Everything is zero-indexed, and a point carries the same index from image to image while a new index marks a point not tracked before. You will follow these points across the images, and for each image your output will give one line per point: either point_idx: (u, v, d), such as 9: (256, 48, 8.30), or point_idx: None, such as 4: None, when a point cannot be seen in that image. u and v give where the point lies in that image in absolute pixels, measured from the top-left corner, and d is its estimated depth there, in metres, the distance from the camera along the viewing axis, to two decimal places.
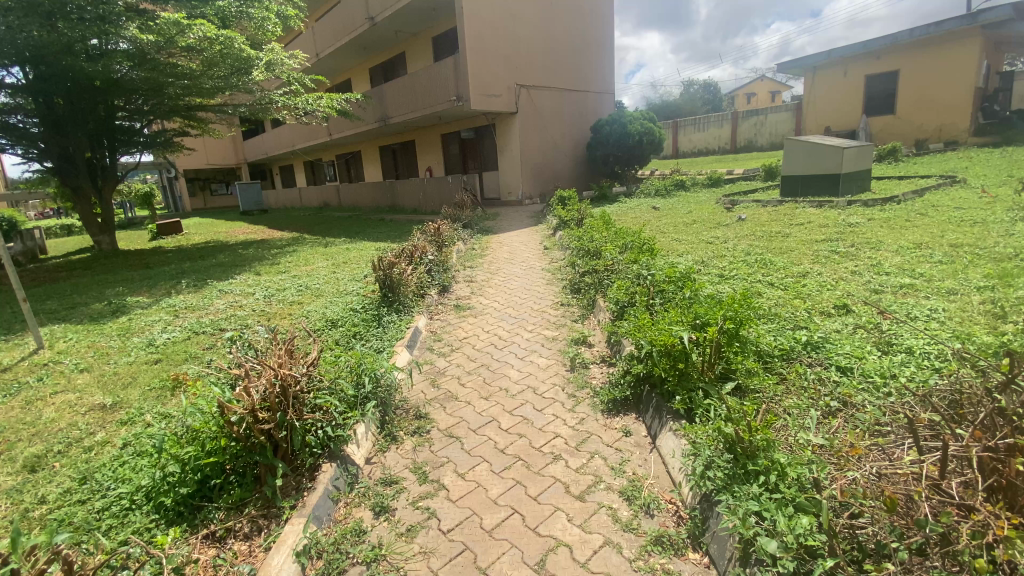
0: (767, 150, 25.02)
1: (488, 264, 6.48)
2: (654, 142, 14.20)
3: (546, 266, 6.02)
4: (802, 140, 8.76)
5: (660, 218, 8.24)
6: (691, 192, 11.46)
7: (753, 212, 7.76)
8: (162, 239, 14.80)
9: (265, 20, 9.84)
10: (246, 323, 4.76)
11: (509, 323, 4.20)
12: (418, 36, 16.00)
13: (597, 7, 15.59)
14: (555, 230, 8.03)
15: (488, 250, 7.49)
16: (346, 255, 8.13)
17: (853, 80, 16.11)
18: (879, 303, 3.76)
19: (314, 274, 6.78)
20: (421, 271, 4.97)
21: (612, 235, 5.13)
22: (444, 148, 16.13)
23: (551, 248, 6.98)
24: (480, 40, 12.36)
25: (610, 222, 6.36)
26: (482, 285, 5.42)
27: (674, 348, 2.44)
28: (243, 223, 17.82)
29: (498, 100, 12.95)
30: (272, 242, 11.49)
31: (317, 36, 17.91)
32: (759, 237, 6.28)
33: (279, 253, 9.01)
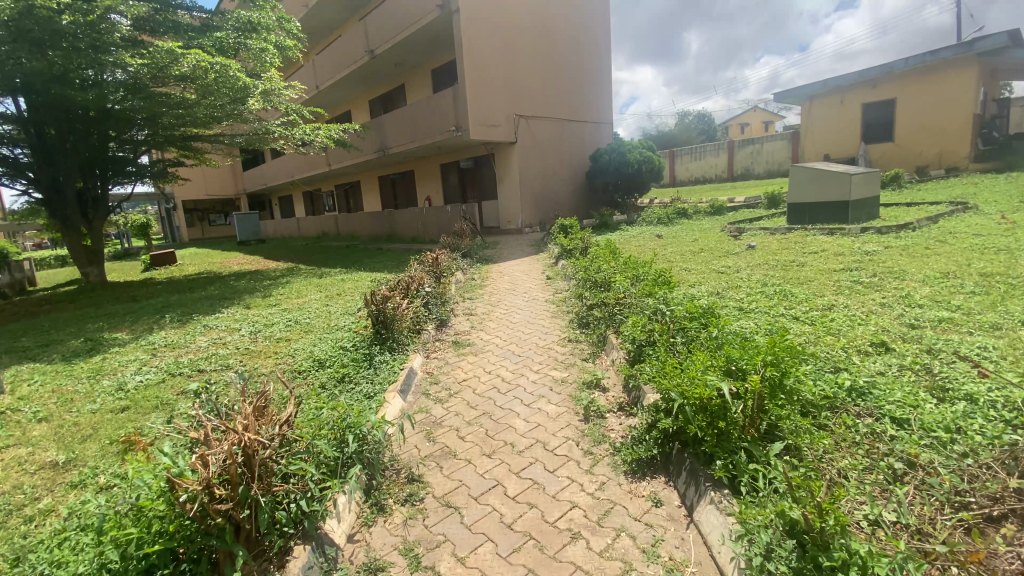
0: (765, 178, 25.10)
1: (488, 295, 6.16)
2: (653, 171, 14.13)
3: (551, 297, 5.68)
4: (808, 167, 8.58)
5: (665, 247, 7.96)
6: (694, 220, 11.24)
7: (762, 240, 7.50)
8: (155, 270, 14.52)
9: (263, 51, 9.83)
10: (227, 364, 4.40)
11: (514, 362, 3.82)
12: (417, 68, 16.11)
13: (594, 40, 15.77)
14: (558, 259, 7.76)
15: (488, 281, 7.18)
16: (340, 286, 7.81)
17: (849, 108, 16.20)
18: (920, 339, 3.40)
19: (306, 307, 6.45)
20: (418, 304, 4.63)
21: (621, 265, 4.82)
22: (444, 177, 16.04)
23: (554, 278, 6.67)
24: (479, 71, 12.37)
25: (616, 251, 6.08)
26: (483, 318, 5.07)
27: (712, 403, 2.07)
28: (239, 253, 17.57)
29: (497, 129, 12.89)
30: (266, 273, 11.19)
31: (318, 69, 18.07)
32: (773, 266, 5.97)
33: (271, 285, 8.70)
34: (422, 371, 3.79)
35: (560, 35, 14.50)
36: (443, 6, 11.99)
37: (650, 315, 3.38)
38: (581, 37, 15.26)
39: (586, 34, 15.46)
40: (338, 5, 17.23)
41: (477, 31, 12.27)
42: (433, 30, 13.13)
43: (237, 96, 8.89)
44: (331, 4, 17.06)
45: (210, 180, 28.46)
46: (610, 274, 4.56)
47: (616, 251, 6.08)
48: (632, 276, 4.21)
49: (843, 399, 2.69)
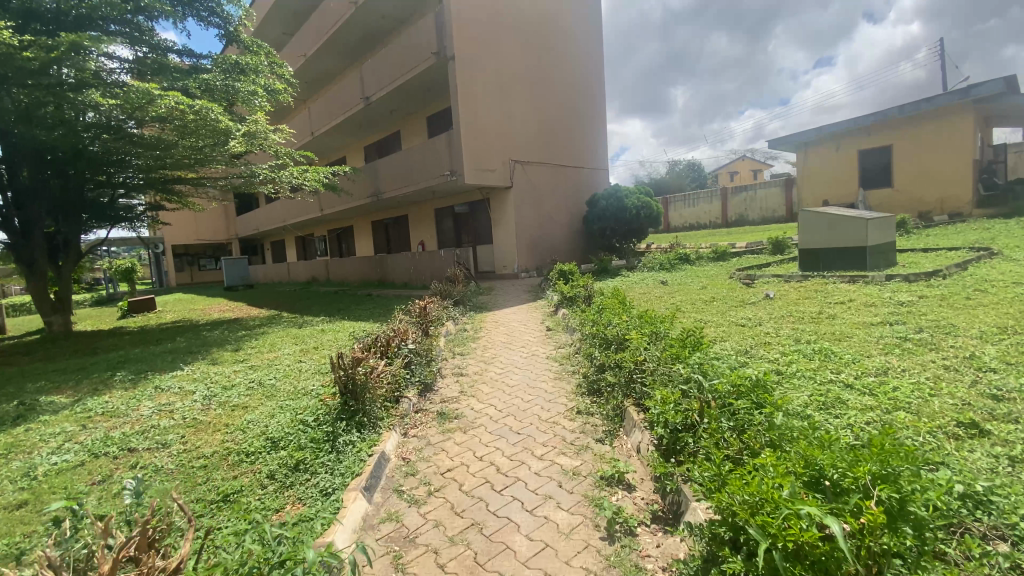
0: (759, 224, 25.05)
1: (482, 350, 5.46)
2: (652, 216, 13.77)
3: (553, 353, 5.00)
4: (819, 211, 8.16)
5: (673, 295, 7.38)
6: (698, 266, 10.73)
7: (779, 289, 6.91)
8: (131, 318, 13.73)
9: (253, 94, 9.57)
10: (165, 441, 3.65)
11: (511, 441, 3.10)
12: (413, 115, 16.06)
13: (590, 88, 15.85)
14: (559, 308, 7.12)
15: (482, 332, 6.50)
16: (319, 338, 7.10)
17: (846, 155, 16.17)
18: (1017, 418, 2.74)
19: (276, 365, 5.72)
20: (398, 365, 3.93)
21: (635, 318, 4.18)
22: (438, 222, 15.65)
23: (555, 329, 6.02)
24: (474, 116, 12.21)
25: (624, 300, 5.46)
26: (475, 379, 4.37)
27: (818, 551, 1.41)
28: (223, 299, 16.84)
29: (492, 174, 12.61)
30: (246, 322, 10.48)
31: (313, 115, 18.03)
32: (799, 318, 5.37)
33: (246, 336, 7.97)
34: (397, 454, 3.05)
35: (556, 82, 14.52)
36: (438, 53, 11.93)
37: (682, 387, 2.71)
38: (577, 85, 15.32)
39: (582, 82, 15.54)
40: (336, 54, 17.38)
41: (473, 77, 12.19)
42: (429, 77, 13.06)
43: (220, 136, 8.49)
44: (329, 53, 17.20)
45: (201, 225, 28.11)
46: (624, 328, 3.91)
47: (625, 300, 5.46)
48: (652, 333, 3.56)
49: (958, 512, 1.99)
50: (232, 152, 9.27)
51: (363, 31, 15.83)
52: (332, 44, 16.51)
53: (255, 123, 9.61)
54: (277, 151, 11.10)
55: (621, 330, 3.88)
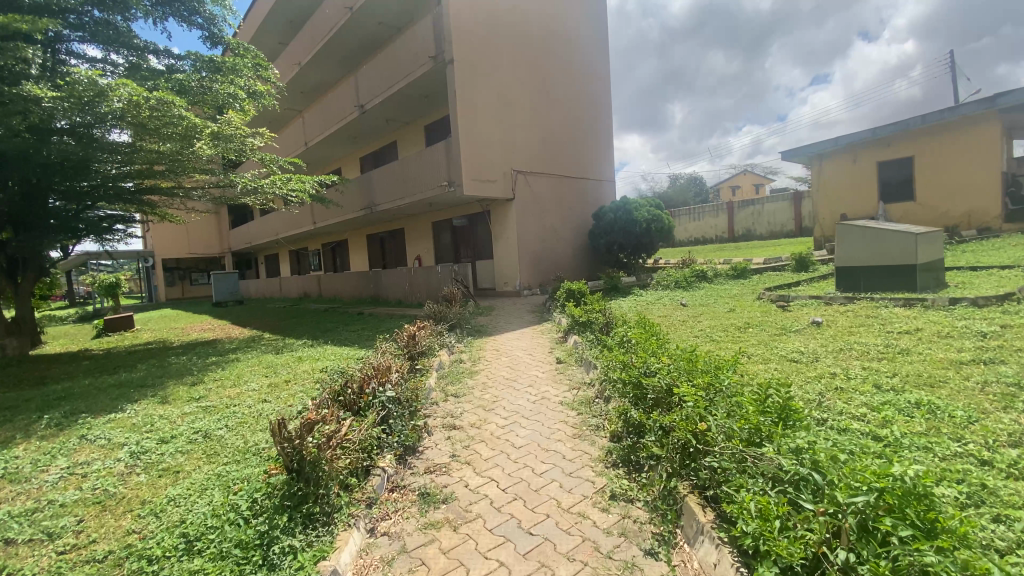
0: (768, 239, 24.27)
1: (481, 387, 4.53)
2: (662, 231, 12.89)
3: (566, 397, 4.06)
4: (859, 225, 7.32)
5: (699, 320, 6.44)
6: (717, 284, 9.82)
7: (824, 313, 6.00)
8: (105, 337, 12.80)
9: (232, 95, 8.81)
10: (55, 530, 2.74)
11: (521, 551, 2.15)
12: (410, 125, 15.33)
13: (595, 97, 15.13)
14: (569, 334, 6.20)
15: (481, 362, 5.56)
16: (295, 369, 6.17)
17: (864, 167, 15.35)
18: None
19: (235, 407, 4.78)
20: (368, 424, 3.00)
21: (676, 357, 3.26)
22: (435, 236, 14.82)
23: (567, 361, 5.08)
24: (473, 123, 11.43)
25: (652, 328, 4.54)
26: (472, 434, 3.44)
27: None
28: (207, 317, 15.90)
29: (493, 185, 11.80)
30: (222, 344, 9.57)
31: (306, 125, 17.29)
32: (863, 353, 4.44)
33: (214, 364, 7.04)
34: (355, 573, 2.10)
35: (560, 90, 13.81)
36: (436, 56, 11.21)
37: (790, 488, 1.80)
38: (581, 94, 14.59)
39: (587, 91, 14.82)
40: (331, 63, 16.70)
41: (472, 83, 11.45)
42: (426, 84, 12.33)
43: (187, 138, 7.71)
44: (324, 62, 16.52)
45: (193, 237, 27.25)
46: (664, 367, 2.99)
47: (653, 328, 4.54)
48: (710, 383, 2.66)
49: None
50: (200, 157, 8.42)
51: (359, 39, 15.15)
52: (327, 52, 15.83)
53: (228, 121, 8.77)
54: (260, 158, 10.31)
55: (661, 371, 2.96)
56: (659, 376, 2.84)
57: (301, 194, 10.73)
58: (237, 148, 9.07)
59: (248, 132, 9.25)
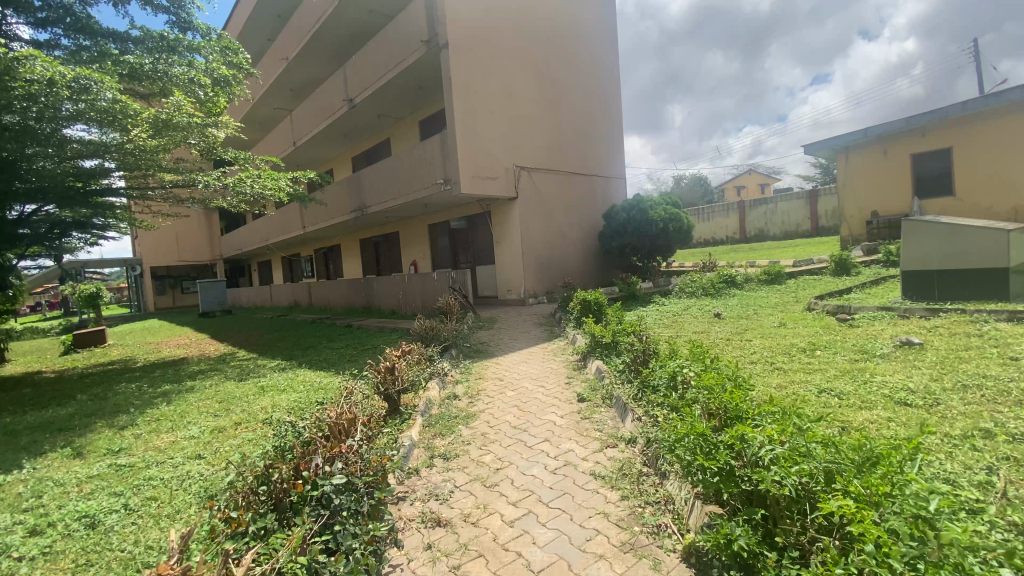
0: (782, 240, 23.07)
1: (480, 443, 3.36)
2: (681, 232, 11.71)
3: (599, 463, 2.88)
4: (929, 221, 6.17)
5: (750, 340, 5.24)
6: (750, 291, 8.64)
7: (907, 333, 4.83)
8: (70, 355, 11.68)
9: (191, 78, 7.81)
10: None
11: None
12: (404, 120, 14.23)
13: (604, 89, 13.95)
14: (589, 360, 5.02)
15: (479, 397, 4.37)
16: (252, 405, 5.04)
17: (895, 160, 14.14)
18: None
19: (155, 468, 3.62)
20: (293, 547, 1.84)
21: (787, 426, 2.10)
22: (432, 240, 13.67)
23: (594, 401, 3.88)
24: (472, 114, 10.30)
25: (712, 357, 3.36)
26: (464, 541, 2.26)
27: None
28: (188, 330, 14.76)
29: (494, 183, 10.67)
30: (188, 365, 8.43)
31: (294, 123, 16.20)
32: (999, 395, 3.24)
33: (163, 395, 5.90)
34: None
35: (566, 81, 12.68)
36: (429, 40, 10.13)
37: None
38: (589, 85, 13.43)
39: (595, 81, 13.65)
40: (320, 57, 15.61)
41: (471, 70, 10.33)
42: (419, 72, 11.24)
43: (127, 125, 6.72)
44: (311, 56, 15.46)
45: (182, 242, 26.18)
46: (781, 447, 1.85)
47: (712, 356, 3.37)
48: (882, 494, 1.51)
49: None
50: (149, 150, 7.36)
51: (348, 29, 14.07)
52: (315, 46, 14.78)
53: (175, 104, 7.55)
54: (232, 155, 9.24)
55: (782, 456, 1.80)
56: (783, 471, 1.70)
57: (279, 194, 9.61)
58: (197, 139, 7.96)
59: (208, 121, 8.14)
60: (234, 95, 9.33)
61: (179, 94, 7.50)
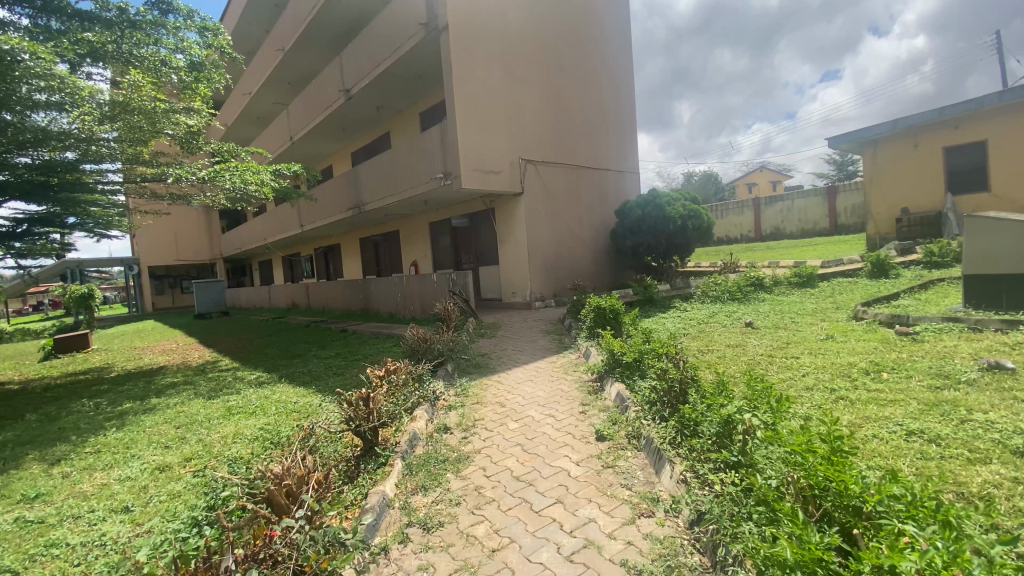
0: (798, 238, 22.12)
1: (471, 504, 2.58)
2: (699, 230, 10.86)
3: (633, 547, 2.11)
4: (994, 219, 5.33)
5: (793, 359, 4.41)
6: (779, 294, 7.83)
7: (987, 351, 4.03)
8: (51, 361, 11.06)
9: (162, 59, 7.42)
10: None
11: None
12: (404, 112, 13.51)
13: (616, 78, 13.11)
14: (608, 382, 4.23)
15: (476, 429, 3.60)
16: (212, 432, 4.33)
17: (925, 154, 13.12)
18: None
19: (65, 528, 2.89)
20: None
21: (946, 541, 1.35)
22: (433, 239, 12.94)
23: (618, 442, 3.11)
24: (474, 102, 9.55)
25: (775, 391, 2.59)
26: None
27: None
28: (180, 333, 14.15)
29: (497, 177, 9.91)
30: (164, 375, 7.77)
31: (290, 118, 15.54)
32: None
33: (119, 416, 5.21)
34: None
35: (575, 69, 11.89)
36: (427, 24, 9.41)
37: None
38: (600, 73, 12.62)
39: (606, 71, 12.82)
40: (316, 48, 14.92)
41: (472, 55, 9.58)
42: (418, 60, 10.51)
43: (67, 104, 6.18)
44: (308, 47, 14.78)
45: (181, 241, 25.64)
46: None
47: (774, 389, 2.59)
48: None
49: None
50: (105, 138, 6.83)
51: (345, 17, 13.36)
52: (310, 36, 14.10)
53: (134, 85, 7.03)
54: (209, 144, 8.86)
55: None
56: None
57: (264, 189, 8.92)
58: (162, 126, 7.45)
59: (176, 107, 7.67)
60: (212, 81, 8.71)
61: (138, 74, 6.99)
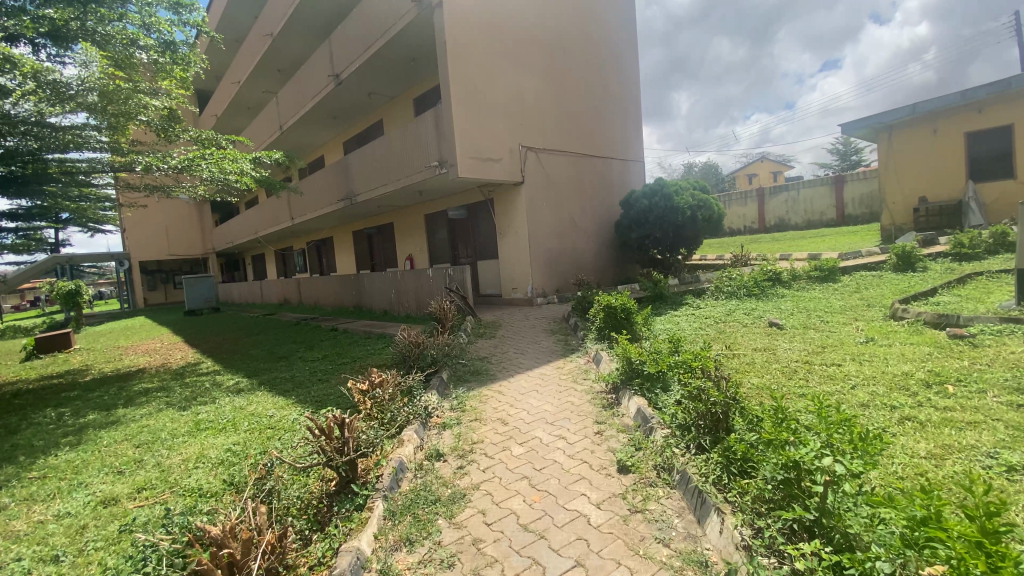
0: (803, 229, 21.57)
1: (467, 567, 2.04)
2: (710, 221, 10.31)
3: None
4: None
5: (837, 370, 3.87)
6: (800, 290, 7.30)
7: None
8: (28, 361, 10.52)
9: (132, 39, 6.75)
10: None
11: None
12: (397, 98, 12.86)
13: (620, 61, 12.43)
14: (625, 396, 3.66)
15: (475, 456, 3.05)
16: (174, 453, 3.81)
17: (946, 140, 12.53)
18: None
19: None
20: None
21: None
22: (429, 232, 12.38)
23: (645, 477, 2.59)
24: (471, 85, 8.92)
25: (853, 421, 2.06)
26: None
27: None
28: (167, 331, 13.60)
29: (496, 166, 9.32)
30: (140, 380, 7.23)
31: (279, 106, 14.87)
32: None
33: (76, 430, 4.68)
34: None
35: (578, 50, 11.23)
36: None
37: None
38: (604, 55, 11.94)
39: (611, 53, 12.15)
40: (306, 31, 14.21)
41: (469, 33, 8.93)
42: (410, 40, 9.86)
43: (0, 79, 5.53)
44: (297, 31, 14.07)
45: (171, 235, 24.92)
46: None
47: (853, 419, 2.06)
48: None
49: None
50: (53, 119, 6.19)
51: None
52: (299, 19, 13.40)
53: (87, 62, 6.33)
54: (185, 130, 8.35)
55: None
56: None
57: (246, 179, 8.33)
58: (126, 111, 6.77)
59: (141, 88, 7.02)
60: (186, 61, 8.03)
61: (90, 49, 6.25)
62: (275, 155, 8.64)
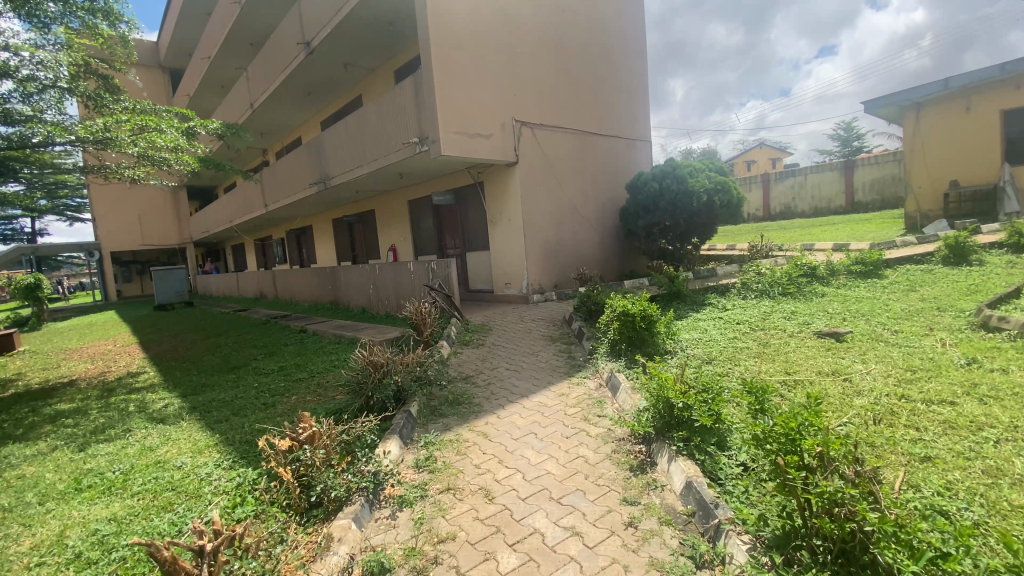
0: (810, 216, 20.44)
1: None
2: (728, 207, 9.18)
3: None
4: None
5: (954, 415, 2.78)
6: (840, 288, 6.22)
7: None
8: None
9: None
10: None
11: None
12: (377, 71, 11.56)
13: (626, 28, 11.14)
14: (665, 455, 2.54)
15: (438, 574, 1.93)
16: (20, 537, 2.70)
17: (980, 119, 11.39)
18: None
19: None
20: None
21: None
22: (413, 220, 11.19)
23: None
24: (456, 49, 7.69)
25: None
26: None
27: None
28: (126, 330, 12.40)
29: (486, 144, 8.12)
30: (59, 396, 6.06)
31: (249, 81, 13.55)
32: None
33: None
34: None
35: (578, 13, 9.96)
36: None
37: None
38: (608, 21, 10.65)
39: (615, 18, 10.85)
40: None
41: None
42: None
43: None
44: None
45: (146, 224, 23.38)
46: None
47: None
48: None
49: None
50: None
51: None
52: None
53: None
54: (111, 97, 7.20)
55: None
56: None
57: (183, 157, 7.16)
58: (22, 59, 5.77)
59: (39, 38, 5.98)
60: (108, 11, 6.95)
61: None
62: (214, 125, 7.45)
